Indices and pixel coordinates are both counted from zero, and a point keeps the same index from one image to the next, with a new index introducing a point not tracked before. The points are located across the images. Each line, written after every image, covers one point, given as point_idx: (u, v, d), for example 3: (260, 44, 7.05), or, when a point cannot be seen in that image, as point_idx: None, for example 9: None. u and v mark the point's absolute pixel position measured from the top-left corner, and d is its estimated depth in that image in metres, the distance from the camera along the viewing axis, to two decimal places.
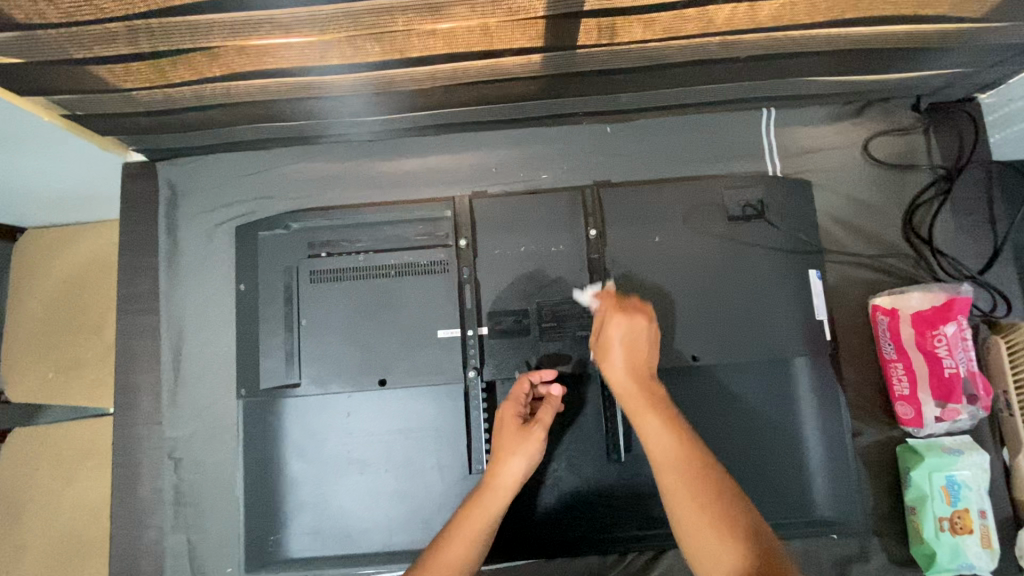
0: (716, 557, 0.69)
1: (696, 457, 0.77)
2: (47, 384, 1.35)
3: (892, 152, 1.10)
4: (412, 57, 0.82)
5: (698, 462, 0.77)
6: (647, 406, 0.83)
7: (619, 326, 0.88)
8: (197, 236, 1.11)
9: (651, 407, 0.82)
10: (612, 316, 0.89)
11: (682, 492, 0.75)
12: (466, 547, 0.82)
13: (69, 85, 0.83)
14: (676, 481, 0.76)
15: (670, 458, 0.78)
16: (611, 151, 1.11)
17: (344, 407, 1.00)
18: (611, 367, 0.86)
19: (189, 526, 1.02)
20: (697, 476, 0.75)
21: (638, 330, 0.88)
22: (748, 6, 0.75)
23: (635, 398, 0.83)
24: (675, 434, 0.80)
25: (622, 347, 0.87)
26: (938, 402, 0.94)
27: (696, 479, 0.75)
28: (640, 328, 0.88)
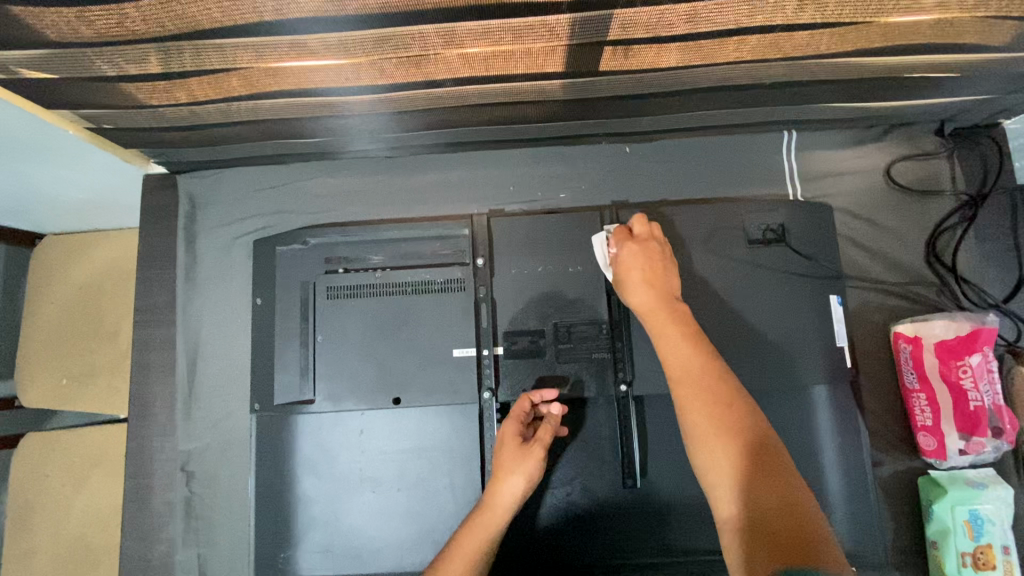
0: (724, 470, 0.69)
1: (712, 369, 0.76)
2: (62, 391, 1.35)
3: (915, 177, 1.09)
4: (437, 80, 0.82)
5: (713, 375, 0.76)
6: (668, 321, 0.84)
7: (640, 254, 0.92)
8: (215, 248, 1.11)
9: (673, 323, 0.83)
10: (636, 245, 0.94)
11: (695, 402, 0.74)
12: (466, 567, 0.82)
13: (97, 100, 0.83)
14: (690, 392, 0.75)
15: (686, 369, 0.78)
16: (630, 172, 1.11)
17: (357, 424, 0.99)
18: (635, 286, 0.89)
19: (200, 539, 1.02)
20: (713, 386, 0.75)
21: (659, 258, 0.92)
22: (773, 37, 0.75)
23: (656, 315, 0.85)
24: (695, 347, 0.80)
25: (645, 272, 0.90)
26: (962, 435, 0.93)
27: (709, 389, 0.75)
28: (662, 258, 0.92)
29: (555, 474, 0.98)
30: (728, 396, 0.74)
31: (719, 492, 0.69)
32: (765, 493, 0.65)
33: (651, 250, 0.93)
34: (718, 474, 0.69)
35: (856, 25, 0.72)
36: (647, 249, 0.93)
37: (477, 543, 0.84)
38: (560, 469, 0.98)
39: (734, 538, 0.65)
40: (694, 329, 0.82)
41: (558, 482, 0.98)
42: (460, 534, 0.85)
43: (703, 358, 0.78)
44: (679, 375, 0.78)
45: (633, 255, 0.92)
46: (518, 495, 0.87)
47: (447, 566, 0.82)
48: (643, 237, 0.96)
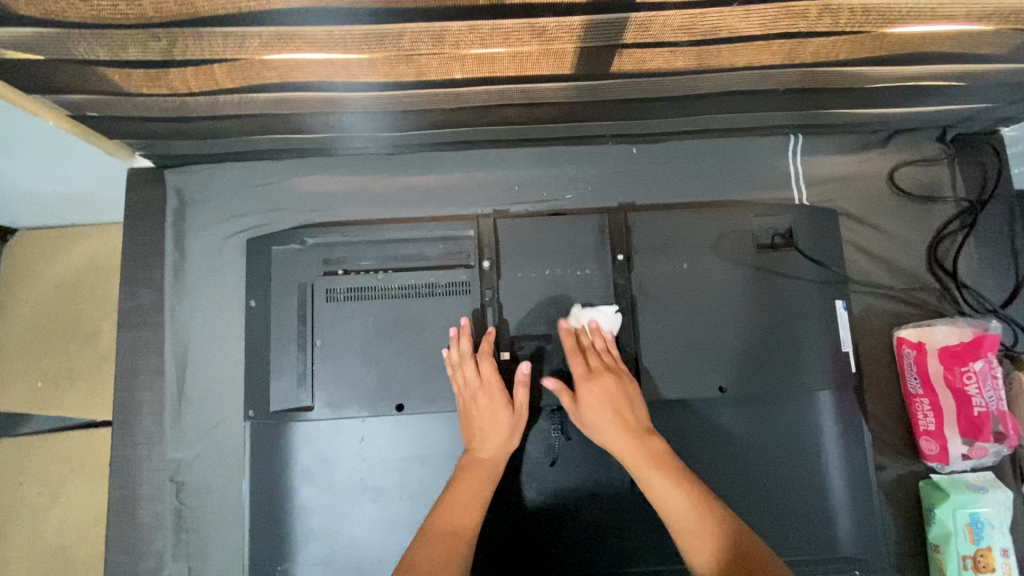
0: None
1: (711, 518, 0.79)
2: (36, 395, 1.29)
3: (916, 182, 1.10)
4: (447, 79, 0.80)
5: (714, 523, 0.78)
6: (652, 464, 0.84)
7: (597, 391, 0.89)
8: (206, 247, 1.06)
9: (655, 467, 0.84)
10: (585, 382, 0.90)
11: (698, 549, 0.78)
12: (475, 514, 0.86)
13: (83, 86, 0.78)
14: (694, 546, 0.78)
15: (681, 521, 0.80)
16: (636, 174, 1.10)
17: (358, 432, 0.96)
18: (605, 432, 0.88)
19: (191, 553, 0.98)
20: (715, 534, 0.78)
21: (618, 390, 0.90)
22: (794, 43, 0.74)
23: (633, 456, 0.86)
24: (678, 483, 0.82)
25: (607, 408, 0.88)
26: (965, 440, 0.94)
27: (714, 541, 0.77)
28: (619, 382, 0.90)
29: (562, 480, 0.96)
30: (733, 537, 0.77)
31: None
32: None
33: (605, 380, 0.90)
34: None
35: (873, 33, 0.72)
36: (602, 381, 0.90)
37: (479, 495, 0.88)
38: (569, 477, 0.96)
39: None
40: (676, 468, 0.84)
41: (566, 489, 0.96)
42: (452, 490, 0.88)
43: (700, 499, 0.81)
44: (677, 527, 0.80)
45: (591, 395, 0.89)
46: (499, 455, 0.91)
47: (456, 515, 0.85)
48: (599, 365, 0.92)
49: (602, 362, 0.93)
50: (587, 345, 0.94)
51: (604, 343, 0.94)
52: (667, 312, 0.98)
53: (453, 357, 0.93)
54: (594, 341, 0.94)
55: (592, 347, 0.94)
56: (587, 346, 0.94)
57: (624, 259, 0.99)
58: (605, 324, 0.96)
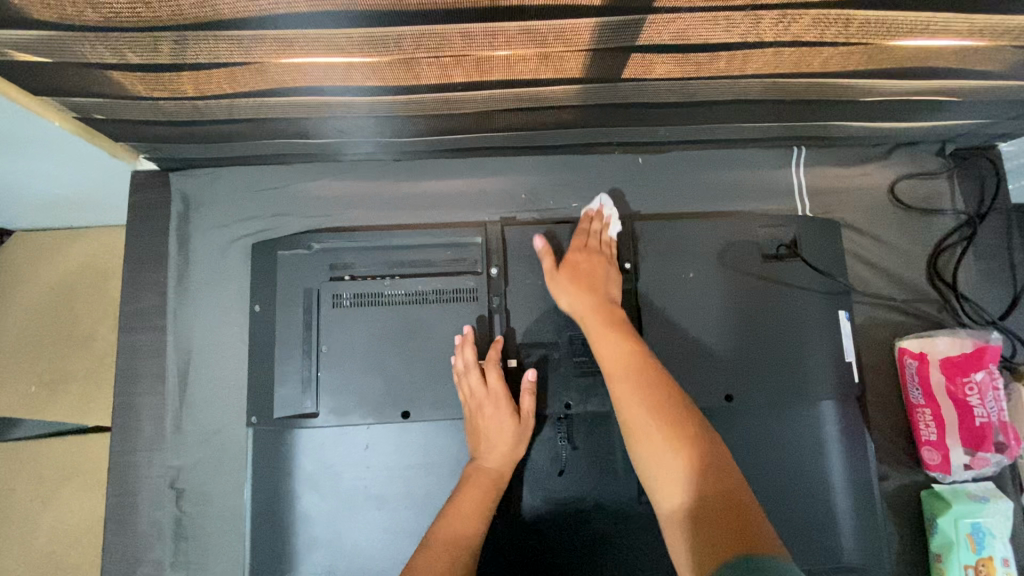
0: (660, 459, 0.72)
1: (656, 381, 0.79)
2: (30, 400, 1.26)
3: (916, 195, 1.12)
4: (459, 82, 0.80)
5: (658, 386, 0.79)
6: (609, 334, 0.86)
7: (585, 262, 0.95)
8: (209, 251, 1.06)
9: (609, 325, 0.87)
10: (575, 252, 0.97)
11: (624, 394, 0.80)
12: (478, 522, 0.86)
13: (92, 89, 0.77)
14: (628, 392, 0.79)
15: (626, 367, 0.82)
16: (642, 182, 1.10)
17: (363, 439, 0.95)
18: (568, 285, 0.92)
19: (191, 561, 0.96)
20: (654, 398, 0.78)
21: (602, 267, 0.95)
22: (803, 53, 0.75)
23: (592, 320, 0.89)
24: (626, 344, 0.84)
25: (583, 280, 0.93)
26: (967, 450, 0.95)
27: (650, 400, 0.77)
28: (602, 259, 0.97)
29: (568, 490, 0.96)
30: (679, 415, 0.75)
31: (662, 484, 0.71)
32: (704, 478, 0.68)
33: (593, 256, 0.96)
34: (654, 453, 0.73)
35: (881, 45, 0.73)
36: (590, 257, 0.96)
37: (482, 504, 0.87)
38: (575, 486, 0.96)
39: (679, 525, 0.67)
40: (633, 338, 0.86)
41: (572, 498, 0.95)
42: (456, 498, 0.88)
43: (647, 368, 0.81)
44: (621, 373, 0.82)
45: (577, 261, 0.95)
46: (505, 467, 0.91)
47: (459, 524, 0.85)
48: (593, 244, 0.99)
49: (599, 245, 0.99)
50: (591, 228, 1.01)
51: (606, 237, 1.00)
52: (673, 320, 0.98)
53: (460, 365, 0.93)
54: (597, 230, 1.01)
55: (596, 233, 1.00)
56: (591, 226, 1.01)
57: (631, 268, 1.00)
58: (613, 225, 1.01)
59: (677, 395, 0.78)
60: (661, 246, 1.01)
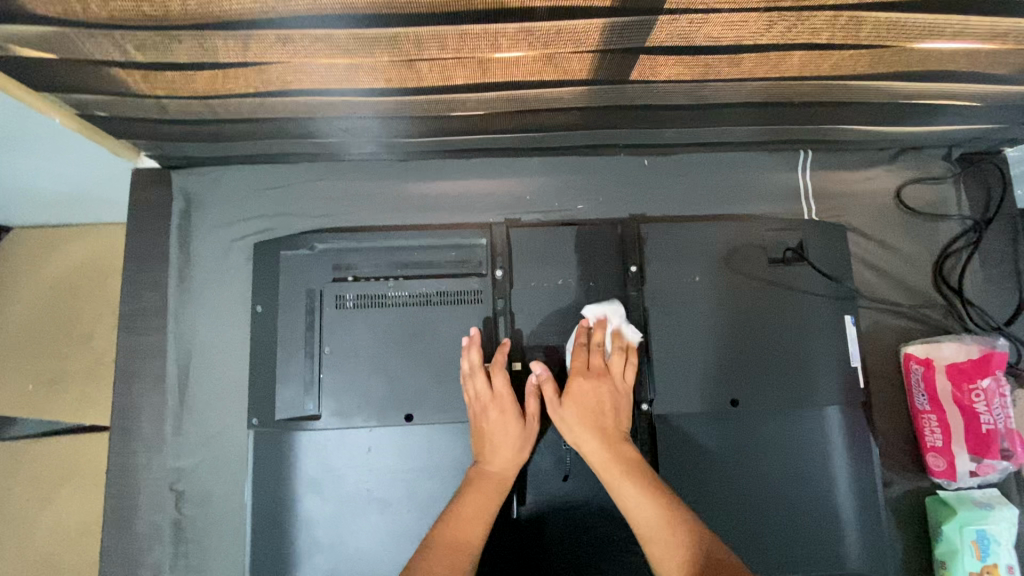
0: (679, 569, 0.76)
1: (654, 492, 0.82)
2: (26, 398, 1.25)
3: (922, 200, 1.11)
4: (468, 83, 0.79)
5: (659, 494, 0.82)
6: (624, 473, 0.85)
7: (588, 388, 0.90)
8: (211, 250, 1.05)
9: (621, 472, 0.85)
10: (576, 380, 0.91)
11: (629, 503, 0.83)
12: (481, 527, 0.85)
13: (94, 86, 0.76)
14: (652, 539, 0.80)
15: (645, 516, 0.81)
16: (648, 185, 1.10)
17: (366, 441, 0.93)
18: (585, 434, 0.88)
19: (190, 564, 0.95)
20: (677, 541, 0.78)
21: (605, 395, 0.90)
22: (815, 56, 0.75)
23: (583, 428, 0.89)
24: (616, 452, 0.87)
25: (582, 398, 0.90)
26: (973, 457, 0.94)
27: (675, 550, 0.77)
28: (608, 393, 0.91)
29: (571, 494, 0.95)
30: (703, 554, 0.76)
31: None
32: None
33: (598, 385, 0.90)
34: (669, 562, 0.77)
35: (893, 47, 0.73)
36: (595, 383, 0.90)
37: (485, 508, 0.86)
38: (578, 490, 0.95)
39: None
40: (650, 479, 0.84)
41: (576, 503, 0.95)
42: (459, 502, 0.87)
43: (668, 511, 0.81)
44: (641, 526, 0.81)
45: (580, 391, 0.90)
46: (508, 470, 0.90)
47: (462, 529, 0.84)
48: (597, 366, 0.92)
49: (602, 365, 0.92)
50: (591, 343, 0.93)
51: (618, 347, 0.93)
52: (678, 324, 0.97)
53: (464, 367, 0.92)
54: (606, 345, 0.93)
55: (602, 353, 0.93)
56: (591, 340, 0.93)
57: (637, 271, 0.99)
58: (628, 331, 0.94)
59: (703, 536, 0.78)
60: (667, 248, 1.00)
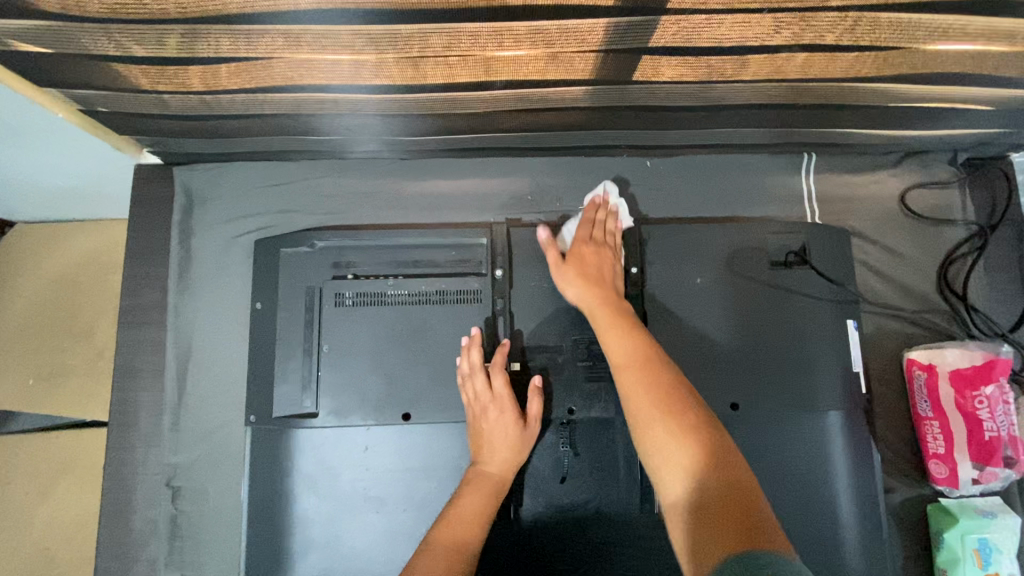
0: (666, 448, 0.69)
1: (660, 371, 0.76)
2: (26, 393, 1.25)
3: (927, 205, 1.11)
4: (470, 82, 0.79)
5: (663, 378, 0.75)
6: (631, 358, 0.79)
7: (592, 254, 0.93)
8: (212, 247, 1.04)
9: (614, 323, 0.84)
10: (581, 244, 0.95)
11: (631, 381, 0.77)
12: (479, 527, 0.84)
13: (96, 81, 0.76)
14: (635, 381, 0.76)
15: (633, 358, 0.79)
16: (650, 186, 1.09)
17: (362, 440, 0.93)
18: (577, 291, 0.89)
19: (185, 561, 0.95)
20: (661, 396, 0.73)
21: (608, 262, 0.93)
22: (819, 58, 0.74)
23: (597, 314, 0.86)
24: (630, 333, 0.82)
25: (587, 267, 0.92)
26: (976, 464, 0.93)
27: (658, 396, 0.73)
28: (611, 252, 0.95)
29: (568, 496, 0.94)
30: (692, 417, 0.71)
31: (667, 475, 0.69)
32: (709, 475, 0.65)
33: (601, 251, 0.94)
34: (657, 441, 0.71)
35: (897, 49, 0.72)
36: (598, 250, 0.94)
37: (483, 509, 0.86)
38: (576, 493, 0.94)
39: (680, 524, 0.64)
40: (643, 337, 0.82)
41: (574, 505, 0.94)
42: (456, 503, 0.86)
43: (657, 365, 0.77)
44: (626, 365, 0.78)
45: (584, 255, 0.93)
46: (506, 472, 0.89)
47: (459, 529, 0.83)
48: (600, 236, 0.97)
49: (605, 237, 0.97)
50: (596, 219, 0.99)
51: (614, 227, 0.99)
52: (678, 325, 0.97)
53: (463, 368, 0.92)
54: (606, 221, 0.99)
55: (603, 225, 0.99)
56: (597, 215, 0.99)
57: (638, 272, 0.99)
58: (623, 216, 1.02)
59: (704, 417, 0.71)
60: (668, 250, 1.00)
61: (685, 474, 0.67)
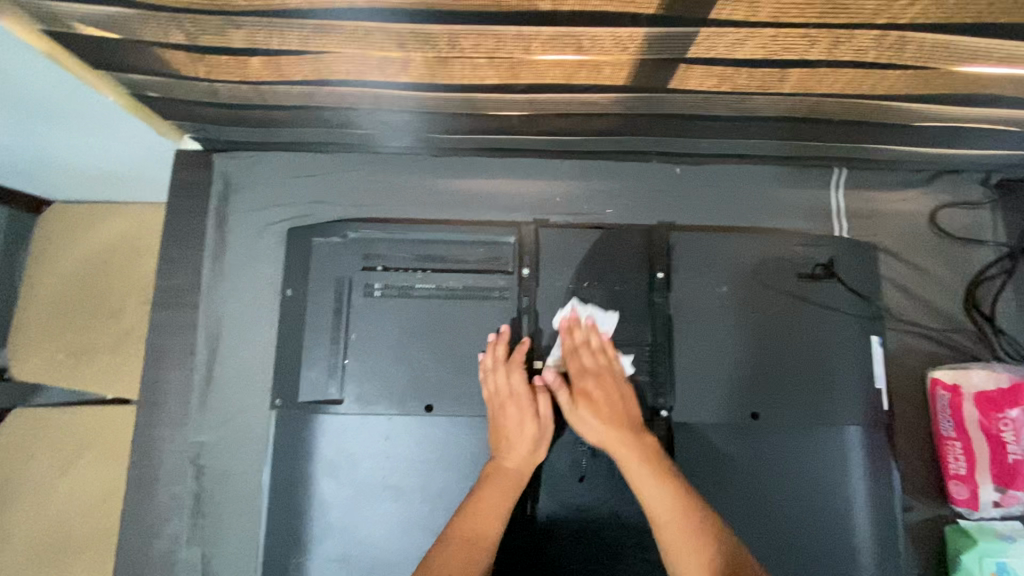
0: (689, 563, 0.77)
1: (675, 483, 0.83)
2: (55, 367, 1.29)
3: (957, 224, 1.10)
4: (510, 84, 0.80)
5: (679, 489, 0.83)
6: (646, 464, 0.85)
7: (598, 390, 0.91)
8: (246, 234, 1.07)
9: (638, 449, 0.86)
10: (588, 380, 0.92)
11: (651, 495, 0.83)
12: (495, 522, 0.85)
13: (149, 67, 0.79)
14: (654, 491, 0.83)
15: (650, 472, 0.85)
16: (679, 193, 1.10)
17: (383, 430, 0.95)
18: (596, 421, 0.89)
19: (206, 538, 0.97)
20: (680, 510, 0.81)
21: (614, 386, 0.92)
22: (859, 74, 0.75)
23: (602, 411, 0.90)
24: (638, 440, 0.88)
25: (600, 402, 0.91)
26: (997, 487, 0.92)
27: (695, 531, 0.79)
28: (612, 379, 0.93)
29: (583, 497, 0.95)
30: (709, 531, 0.79)
31: None
32: None
33: (602, 379, 0.93)
34: (680, 551, 0.79)
35: (936, 70, 0.73)
36: (598, 381, 0.92)
37: (499, 504, 0.87)
38: (590, 494, 0.95)
39: None
40: (663, 464, 0.86)
41: (588, 505, 0.95)
42: (474, 497, 0.87)
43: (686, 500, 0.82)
44: (648, 479, 0.84)
45: (589, 390, 0.91)
46: (523, 467, 0.90)
47: (476, 522, 0.84)
48: (591, 366, 0.94)
49: (595, 359, 0.94)
50: (581, 344, 0.95)
51: (598, 343, 0.96)
52: (702, 335, 0.97)
53: (487, 362, 0.93)
54: (589, 338, 0.96)
55: (589, 342, 0.96)
56: (580, 341, 0.95)
57: (664, 277, 0.99)
58: (602, 320, 0.97)
59: (718, 529, 0.80)
60: (694, 258, 1.00)
61: None
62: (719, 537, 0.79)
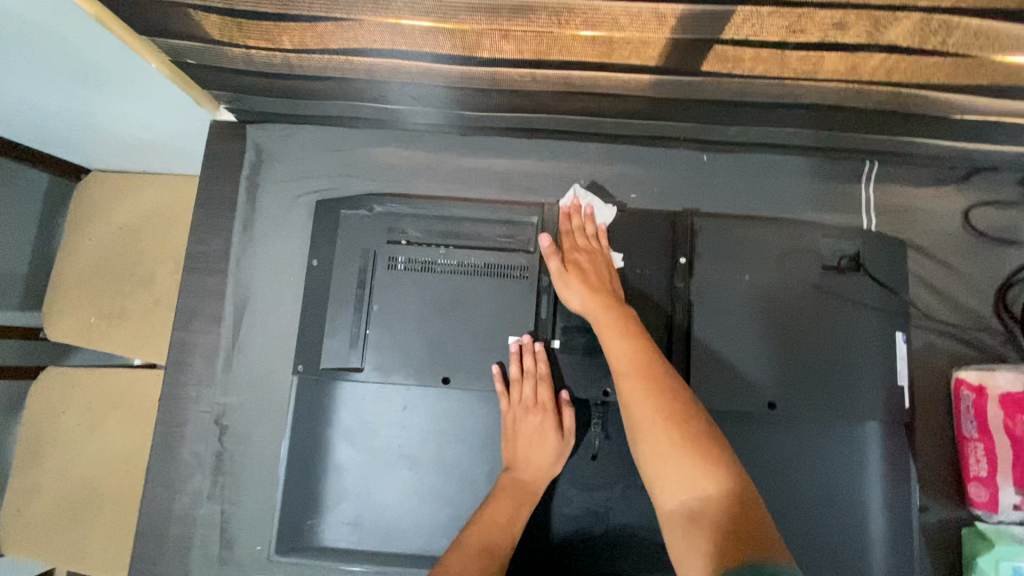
0: (666, 461, 0.72)
1: (665, 381, 0.78)
2: (87, 329, 1.34)
3: (992, 223, 1.08)
4: (541, 60, 0.81)
5: (666, 387, 0.78)
6: (631, 351, 0.82)
7: (587, 258, 0.96)
8: (276, 204, 1.10)
9: (625, 334, 0.84)
10: (577, 255, 0.96)
11: (637, 394, 0.78)
12: (507, 535, 0.86)
13: (188, 33, 0.81)
14: (635, 389, 0.79)
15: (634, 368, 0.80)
16: (706, 180, 1.09)
17: (401, 400, 0.98)
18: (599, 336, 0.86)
19: (226, 496, 1.00)
20: (662, 406, 0.76)
21: (603, 267, 0.95)
22: (897, 60, 0.73)
23: (595, 305, 0.88)
24: (630, 338, 0.83)
25: (591, 280, 0.92)
26: (1018, 490, 0.91)
27: (677, 425, 0.74)
28: (602, 264, 0.96)
29: (595, 478, 0.96)
30: (689, 422, 0.74)
31: (669, 484, 0.71)
32: (704, 476, 0.69)
33: (592, 257, 0.97)
34: (657, 443, 0.73)
35: (977, 58, 0.71)
36: (590, 255, 0.97)
37: (512, 517, 0.87)
38: (602, 474, 0.96)
39: (683, 532, 0.67)
40: (654, 359, 0.81)
41: (599, 485, 0.96)
42: (488, 506, 0.88)
43: (671, 393, 0.77)
44: (634, 374, 0.79)
45: (579, 260, 0.96)
46: (539, 480, 0.91)
47: (489, 531, 0.85)
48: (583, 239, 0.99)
49: (590, 241, 1.00)
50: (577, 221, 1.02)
51: (594, 229, 1.02)
52: (722, 321, 0.97)
53: (511, 373, 0.94)
54: (585, 222, 1.02)
55: (583, 227, 1.02)
56: (575, 223, 1.02)
57: (686, 262, 0.99)
58: (601, 212, 1.04)
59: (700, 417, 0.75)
60: (719, 245, 0.99)
61: (686, 479, 0.70)
62: (700, 429, 0.73)
